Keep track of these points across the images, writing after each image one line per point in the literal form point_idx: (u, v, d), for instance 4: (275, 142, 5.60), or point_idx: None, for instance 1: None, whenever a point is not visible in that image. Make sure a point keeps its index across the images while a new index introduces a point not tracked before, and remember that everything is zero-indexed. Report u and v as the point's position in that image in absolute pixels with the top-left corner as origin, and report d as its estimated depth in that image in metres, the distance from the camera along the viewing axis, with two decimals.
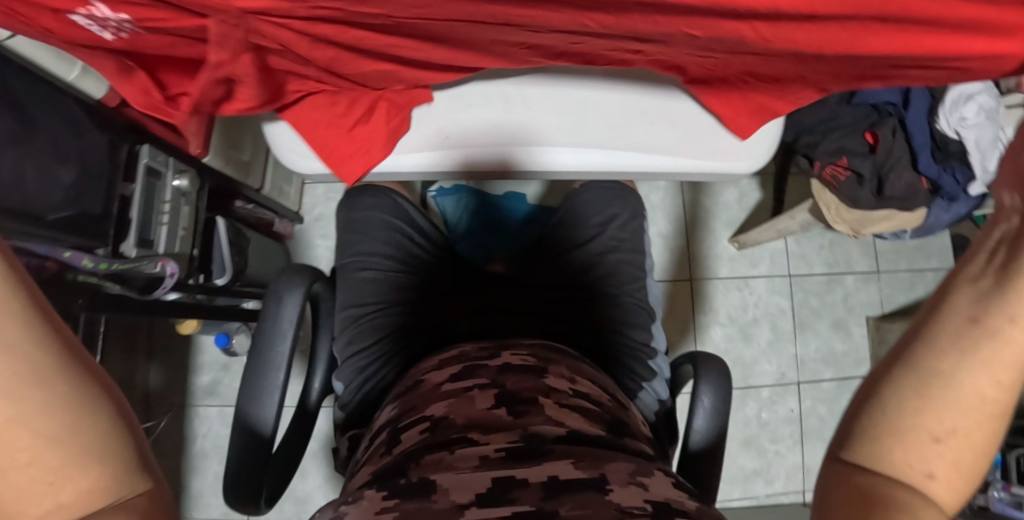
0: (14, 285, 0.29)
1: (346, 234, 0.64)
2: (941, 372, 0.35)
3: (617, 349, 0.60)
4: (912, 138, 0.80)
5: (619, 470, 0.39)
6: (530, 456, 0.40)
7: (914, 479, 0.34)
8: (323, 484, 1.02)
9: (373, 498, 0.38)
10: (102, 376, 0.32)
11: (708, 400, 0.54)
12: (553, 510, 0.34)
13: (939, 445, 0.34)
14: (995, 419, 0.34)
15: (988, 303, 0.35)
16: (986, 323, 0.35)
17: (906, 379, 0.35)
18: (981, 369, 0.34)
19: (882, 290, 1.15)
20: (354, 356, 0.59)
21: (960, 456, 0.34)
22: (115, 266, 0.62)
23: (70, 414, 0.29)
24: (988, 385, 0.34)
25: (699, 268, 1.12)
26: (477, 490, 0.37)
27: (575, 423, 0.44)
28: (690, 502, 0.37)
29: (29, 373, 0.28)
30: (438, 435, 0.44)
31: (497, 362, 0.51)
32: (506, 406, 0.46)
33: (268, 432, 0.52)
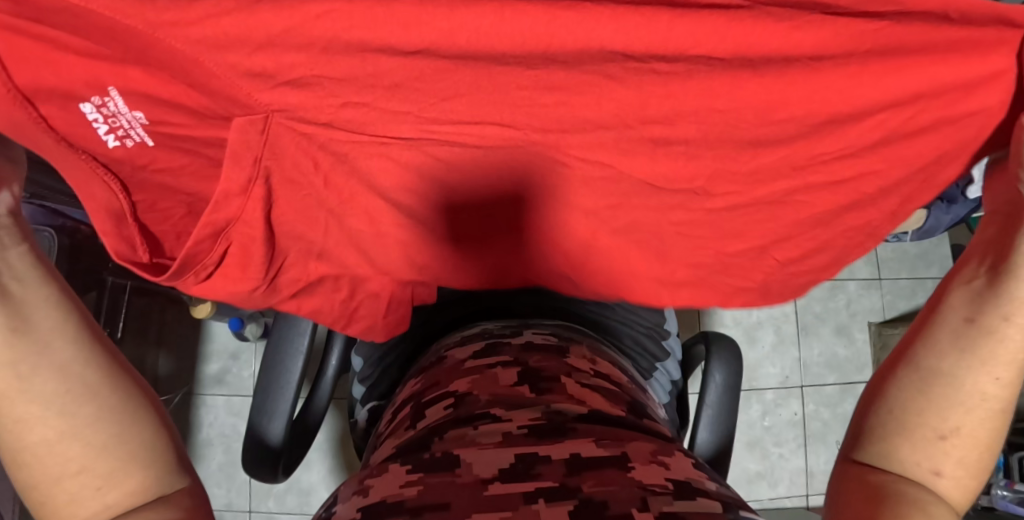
0: (70, 316, 0.37)
1: None
2: (942, 372, 0.38)
3: (631, 328, 0.60)
4: None
5: (641, 450, 0.39)
6: (553, 434, 0.40)
7: (924, 476, 0.36)
8: (325, 477, 1.03)
9: (397, 472, 0.39)
10: (143, 386, 0.38)
11: (719, 376, 0.54)
12: (577, 486, 0.35)
13: (943, 443, 0.37)
14: (995, 417, 0.38)
15: (982, 305, 0.39)
16: (982, 322, 0.39)
17: (911, 378, 0.39)
18: (978, 368, 0.38)
19: (884, 296, 1.13)
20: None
21: (965, 452, 0.37)
22: None
23: (115, 425, 0.35)
24: (988, 383, 0.38)
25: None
26: (501, 465, 0.38)
27: (595, 402, 0.45)
28: (710, 483, 0.37)
29: (78, 390, 0.35)
30: (462, 410, 0.44)
31: (520, 340, 0.52)
32: (529, 384, 0.46)
33: (291, 402, 0.53)
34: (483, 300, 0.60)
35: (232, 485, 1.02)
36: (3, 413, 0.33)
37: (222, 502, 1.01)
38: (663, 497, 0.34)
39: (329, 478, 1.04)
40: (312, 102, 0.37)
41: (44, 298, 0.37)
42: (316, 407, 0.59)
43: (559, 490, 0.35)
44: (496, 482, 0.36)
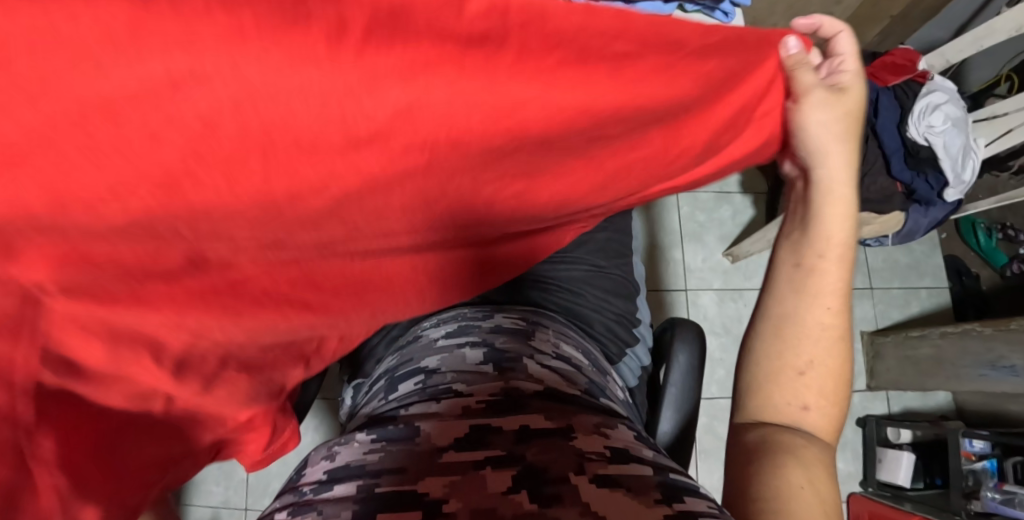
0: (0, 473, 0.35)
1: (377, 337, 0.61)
2: (789, 313, 0.43)
3: (604, 314, 0.62)
4: (884, 145, 0.79)
5: (587, 421, 0.42)
6: (508, 408, 0.43)
7: (796, 414, 0.41)
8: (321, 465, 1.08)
9: (363, 441, 0.42)
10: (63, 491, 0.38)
11: (684, 358, 0.57)
12: (522, 454, 0.38)
13: (803, 377, 0.42)
14: (839, 342, 0.43)
15: (801, 249, 0.44)
16: (804, 263, 0.44)
17: (768, 326, 0.44)
18: (813, 302, 0.43)
19: (876, 306, 1.08)
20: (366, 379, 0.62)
21: (823, 384, 0.41)
22: None
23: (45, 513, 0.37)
24: (824, 313, 0.42)
25: (694, 278, 1.11)
26: (456, 435, 0.40)
27: (553, 381, 0.47)
28: (648, 451, 0.40)
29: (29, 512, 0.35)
30: (430, 386, 0.47)
31: (490, 323, 0.55)
32: (493, 363, 0.49)
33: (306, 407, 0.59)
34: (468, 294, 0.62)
35: (230, 483, 1.03)
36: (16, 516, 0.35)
37: (219, 500, 1.02)
38: (598, 463, 0.37)
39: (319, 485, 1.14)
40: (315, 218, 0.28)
41: None
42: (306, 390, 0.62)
43: (506, 458, 0.38)
44: (451, 451, 0.39)
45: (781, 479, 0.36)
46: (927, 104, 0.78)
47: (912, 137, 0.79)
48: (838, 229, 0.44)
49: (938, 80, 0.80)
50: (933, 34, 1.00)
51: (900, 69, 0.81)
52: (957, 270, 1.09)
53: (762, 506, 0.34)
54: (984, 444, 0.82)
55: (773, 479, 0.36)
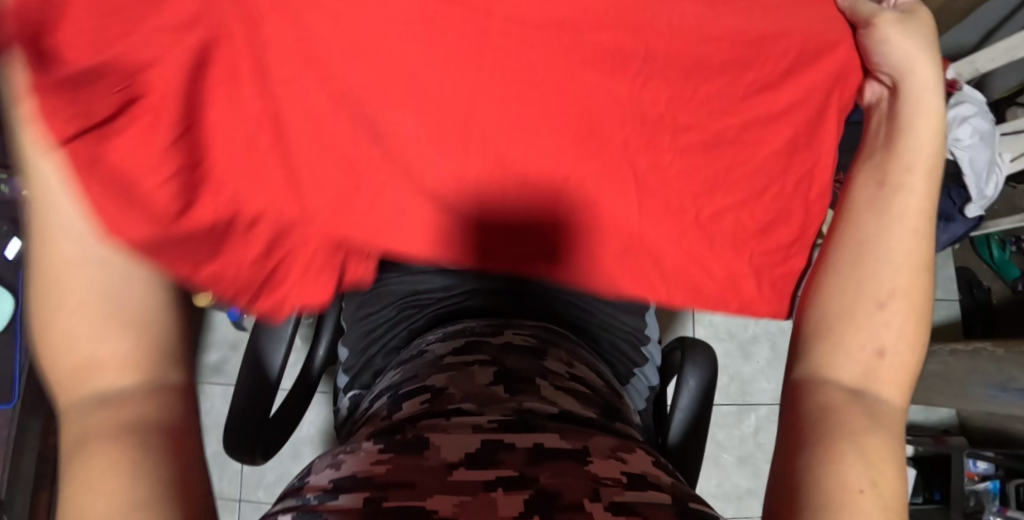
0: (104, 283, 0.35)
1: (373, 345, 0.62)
2: (867, 244, 0.43)
3: (608, 331, 0.63)
4: None
5: (601, 445, 0.41)
6: (521, 427, 0.42)
7: (872, 362, 0.40)
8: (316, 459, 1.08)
9: (370, 451, 0.41)
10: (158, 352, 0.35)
11: (693, 381, 0.55)
12: (534, 476, 0.37)
13: (882, 311, 0.41)
14: (922, 273, 0.43)
15: (887, 168, 0.45)
16: (891, 182, 0.45)
17: (843, 261, 0.43)
18: (897, 228, 0.43)
19: None
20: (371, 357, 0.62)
21: (902, 323, 0.41)
22: None
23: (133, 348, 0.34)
24: (909, 239, 0.43)
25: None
26: (467, 450, 0.40)
27: (568, 404, 0.46)
28: (665, 478, 0.39)
29: (121, 326, 0.34)
30: (437, 404, 0.46)
31: (500, 339, 0.54)
32: (504, 384, 0.48)
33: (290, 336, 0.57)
34: (468, 307, 0.63)
35: (225, 472, 1.04)
36: (81, 353, 0.34)
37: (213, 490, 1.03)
38: (613, 490, 0.36)
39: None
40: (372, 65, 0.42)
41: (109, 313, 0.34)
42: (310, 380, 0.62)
43: (518, 479, 0.37)
44: (461, 468, 0.38)
45: (834, 479, 0.34)
46: (955, 117, 0.76)
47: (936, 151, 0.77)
48: (925, 138, 0.45)
49: (970, 91, 0.79)
50: (960, 38, 0.96)
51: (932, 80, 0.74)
52: (969, 280, 1.09)
53: (808, 494, 0.33)
54: (987, 465, 0.93)
55: (824, 475, 0.34)
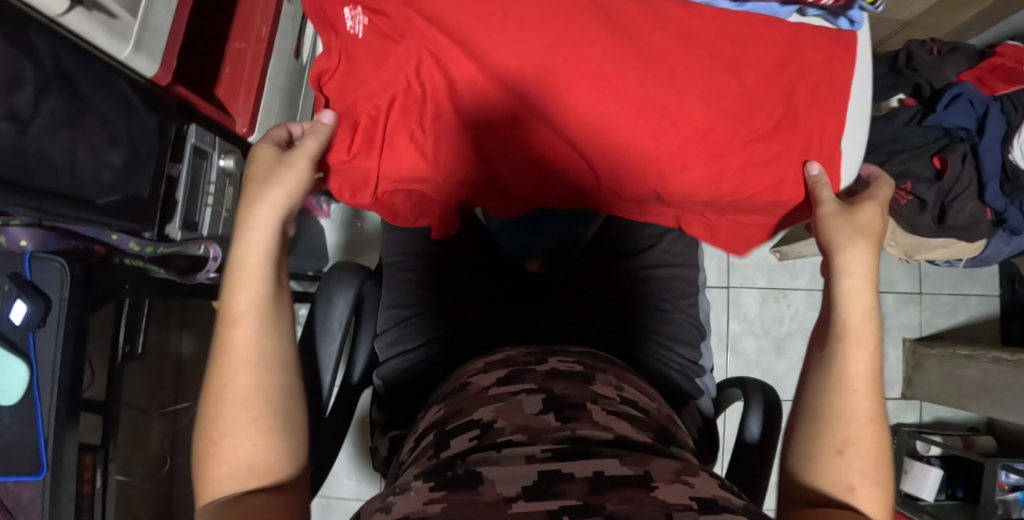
0: (259, 407, 0.48)
1: (397, 346, 0.64)
2: (824, 399, 0.49)
3: (665, 360, 0.62)
4: (983, 166, 0.92)
5: (664, 468, 0.40)
6: (577, 455, 0.40)
7: (843, 494, 0.46)
8: (347, 466, 1.24)
9: (421, 489, 0.40)
10: (291, 452, 0.49)
11: (753, 418, 0.61)
12: (600, 504, 0.35)
13: (842, 454, 0.47)
14: (871, 423, 0.48)
15: (826, 336, 0.52)
16: (831, 343, 0.51)
17: (808, 417, 0.50)
18: (845, 384, 0.49)
19: (923, 312, 1.29)
20: (397, 357, 0.63)
21: (862, 460, 0.47)
22: (157, 249, 0.80)
23: (273, 454, 0.48)
24: (857, 396, 0.49)
25: (737, 276, 1.21)
26: (524, 484, 0.38)
27: (622, 429, 0.45)
28: (736, 501, 0.38)
29: (268, 433, 0.48)
30: (485, 440, 0.44)
31: (545, 368, 0.52)
32: (554, 412, 0.46)
33: (335, 357, 0.62)
34: (490, 313, 0.63)
35: None
36: (239, 452, 0.47)
37: (350, 491, 1.24)
38: (687, 515, 0.34)
39: (352, 468, 1.24)
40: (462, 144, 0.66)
41: (260, 423, 0.48)
42: (353, 387, 0.66)
43: (582, 507, 0.35)
44: (520, 500, 0.36)
45: None
46: None
47: (1014, 161, 0.91)
48: (856, 305, 0.51)
49: None
50: None
51: (1010, 75, 0.92)
52: (1011, 275, 1.27)
53: None
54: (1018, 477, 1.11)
55: None
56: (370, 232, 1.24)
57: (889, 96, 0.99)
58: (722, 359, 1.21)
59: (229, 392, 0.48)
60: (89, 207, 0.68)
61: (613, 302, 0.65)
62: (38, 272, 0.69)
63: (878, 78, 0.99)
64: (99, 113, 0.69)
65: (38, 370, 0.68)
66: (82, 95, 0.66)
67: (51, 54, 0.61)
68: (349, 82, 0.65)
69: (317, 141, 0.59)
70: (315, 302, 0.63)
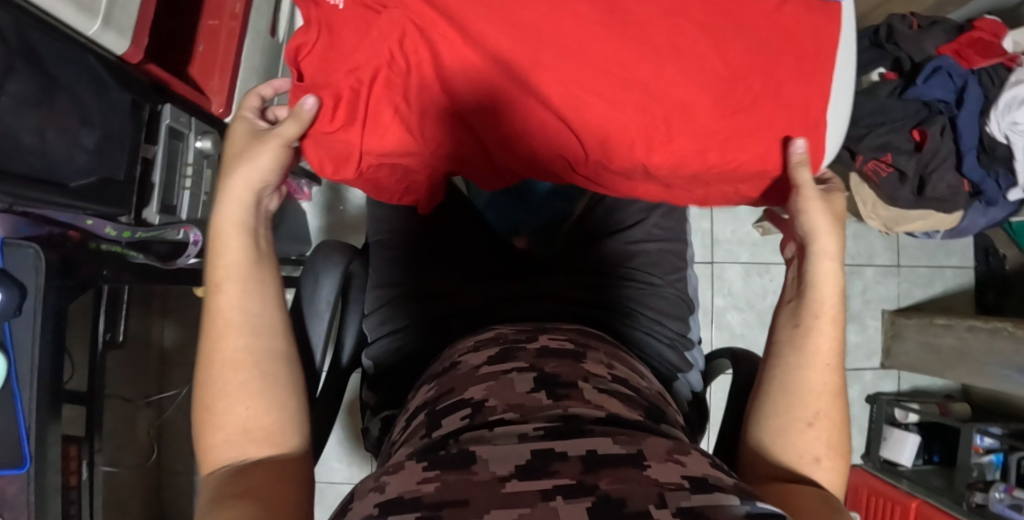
0: (251, 371, 0.48)
1: (386, 327, 0.63)
2: (795, 375, 0.52)
3: (656, 334, 0.63)
4: (960, 139, 0.92)
5: (656, 447, 0.40)
6: (569, 433, 0.41)
7: (809, 464, 0.50)
8: (337, 450, 1.24)
9: (414, 468, 0.40)
10: (289, 417, 0.48)
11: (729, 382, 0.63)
12: (593, 484, 0.36)
13: (810, 426, 0.51)
14: (837, 398, 0.52)
15: (800, 312, 0.55)
16: (803, 323, 0.54)
17: (777, 390, 0.53)
18: (813, 362, 0.52)
19: (901, 284, 1.31)
20: (385, 337, 0.63)
21: (825, 434, 0.50)
22: (135, 234, 0.77)
23: (270, 418, 0.47)
24: (823, 372, 0.52)
25: (721, 252, 1.22)
26: (517, 463, 0.38)
27: (613, 407, 0.45)
28: (726, 479, 0.38)
29: (260, 396, 0.47)
30: (477, 418, 0.44)
31: (535, 346, 0.52)
32: (545, 390, 0.46)
33: (323, 336, 0.61)
34: (480, 294, 0.63)
35: None
36: (233, 418, 0.46)
37: (341, 475, 1.24)
38: (679, 495, 0.35)
39: (342, 452, 1.24)
40: (449, 121, 0.62)
41: (252, 387, 0.47)
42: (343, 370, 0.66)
43: (576, 487, 0.35)
44: (514, 480, 0.37)
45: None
46: (1015, 99, 0.87)
47: (992, 134, 0.91)
48: (826, 288, 0.55)
49: None
50: None
51: (987, 50, 0.92)
52: (985, 248, 1.30)
53: None
54: (994, 441, 1.13)
55: None
56: (352, 214, 1.22)
57: (870, 70, 0.99)
58: (707, 333, 1.22)
59: (217, 359, 0.48)
60: (62, 190, 0.66)
61: (601, 280, 0.64)
62: (11, 260, 0.65)
63: (861, 51, 0.99)
64: (68, 91, 0.66)
65: (16, 363, 0.66)
66: (49, 74, 0.64)
67: (15, 30, 0.58)
68: (328, 53, 0.61)
69: (298, 127, 0.56)
70: (301, 281, 0.62)
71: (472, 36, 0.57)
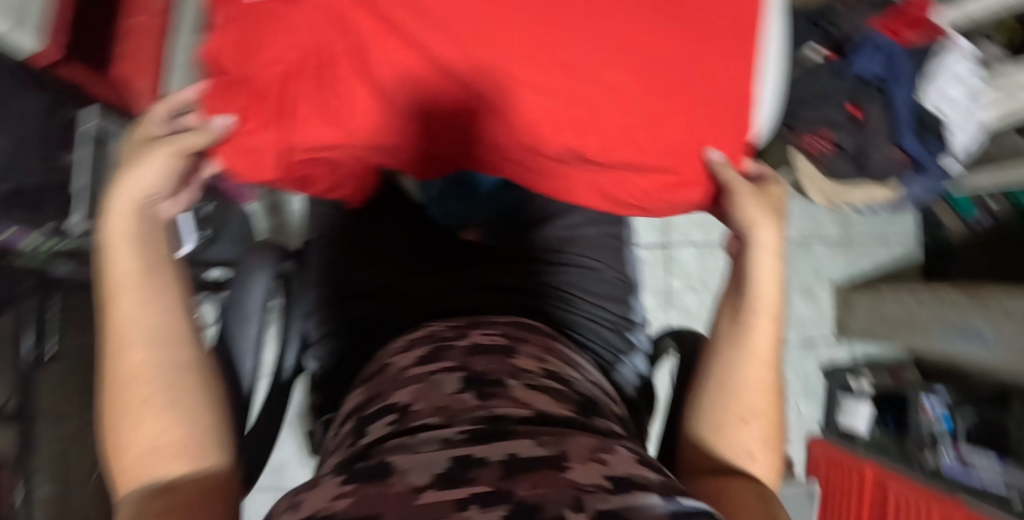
0: (157, 384, 0.46)
1: (321, 327, 0.61)
2: (732, 371, 0.52)
3: (600, 318, 0.63)
4: (896, 113, 0.92)
5: (581, 447, 0.39)
6: (493, 436, 0.39)
7: (745, 460, 0.49)
8: (296, 453, 1.22)
9: (331, 484, 0.38)
10: (204, 427, 0.46)
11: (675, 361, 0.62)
12: (510, 490, 0.34)
13: (745, 422, 0.51)
14: (773, 393, 0.52)
15: (738, 308, 0.55)
16: (742, 318, 0.54)
17: (715, 385, 0.53)
18: (750, 358, 0.53)
19: (848, 257, 1.38)
20: (321, 338, 0.61)
21: (760, 432, 0.51)
22: (57, 246, 0.80)
23: (184, 430, 0.45)
24: (760, 368, 0.53)
25: (675, 234, 1.22)
26: (435, 471, 0.36)
27: (541, 404, 0.44)
28: (650, 476, 0.38)
29: (169, 409, 0.45)
30: (403, 424, 0.42)
31: (466, 342, 0.50)
32: (473, 390, 0.44)
33: (254, 340, 0.58)
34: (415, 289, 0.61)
35: None
36: (142, 436, 0.44)
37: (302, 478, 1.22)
38: (599, 496, 0.34)
39: (302, 454, 1.22)
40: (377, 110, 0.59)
41: (160, 401, 0.45)
42: (283, 384, 0.63)
43: (492, 495, 0.34)
44: (430, 490, 0.35)
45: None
46: (947, 71, 0.90)
47: (923, 106, 0.92)
48: (765, 284, 0.55)
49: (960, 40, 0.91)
50: None
51: (916, 21, 0.92)
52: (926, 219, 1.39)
53: None
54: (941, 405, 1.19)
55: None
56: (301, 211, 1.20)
57: (805, 46, 0.96)
58: (664, 314, 1.22)
59: (121, 374, 0.46)
60: None
61: (541, 272, 0.64)
62: None
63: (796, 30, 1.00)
64: None
65: None
66: None
67: None
68: (248, 46, 0.59)
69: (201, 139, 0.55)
70: (229, 286, 0.59)
71: (416, 20, 0.55)
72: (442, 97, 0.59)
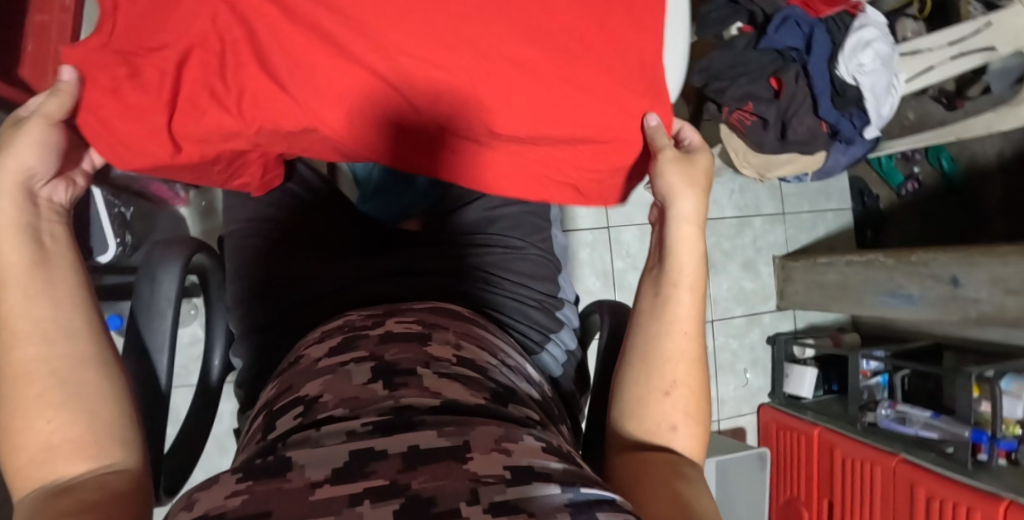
0: (51, 381, 0.43)
1: (240, 318, 0.59)
2: (654, 346, 0.52)
3: (526, 299, 0.62)
4: (814, 84, 0.96)
5: (485, 437, 0.38)
6: (397, 427, 0.38)
7: (667, 434, 0.50)
8: None
9: (227, 480, 0.36)
10: (106, 423, 0.44)
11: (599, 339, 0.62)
12: (406, 483, 0.33)
13: (667, 396, 0.51)
14: (695, 364, 0.52)
15: (660, 280, 0.55)
16: (663, 292, 0.54)
17: (638, 361, 0.52)
18: (671, 332, 0.53)
19: (788, 230, 1.42)
20: (241, 328, 0.59)
21: (682, 403, 0.51)
22: None
23: (85, 426, 0.43)
24: (681, 340, 0.53)
25: (617, 215, 1.22)
26: (334, 467, 0.35)
27: (452, 392, 0.43)
28: (555, 464, 0.37)
29: (66, 407, 0.43)
30: (308, 417, 0.41)
31: (379, 331, 0.49)
32: (382, 380, 0.43)
33: (169, 335, 0.55)
34: (337, 275, 0.59)
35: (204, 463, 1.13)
36: (35, 438, 0.42)
37: None
38: (495, 488, 0.33)
39: None
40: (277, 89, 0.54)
41: (55, 398, 0.43)
42: (213, 387, 0.64)
43: (386, 488, 0.32)
44: (326, 485, 0.33)
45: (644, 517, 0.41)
46: (860, 41, 0.93)
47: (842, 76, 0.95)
48: (683, 257, 0.55)
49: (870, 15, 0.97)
50: None
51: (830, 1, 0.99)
52: (860, 189, 1.47)
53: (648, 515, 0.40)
54: (878, 364, 1.22)
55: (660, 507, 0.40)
56: None
57: (728, 25, 1.01)
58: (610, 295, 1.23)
59: (11, 373, 0.43)
60: None
61: (467, 256, 0.64)
62: None
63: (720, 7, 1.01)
64: None
65: None
66: None
67: None
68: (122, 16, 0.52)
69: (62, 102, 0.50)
70: (136, 283, 0.56)
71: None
72: (352, 77, 0.54)
